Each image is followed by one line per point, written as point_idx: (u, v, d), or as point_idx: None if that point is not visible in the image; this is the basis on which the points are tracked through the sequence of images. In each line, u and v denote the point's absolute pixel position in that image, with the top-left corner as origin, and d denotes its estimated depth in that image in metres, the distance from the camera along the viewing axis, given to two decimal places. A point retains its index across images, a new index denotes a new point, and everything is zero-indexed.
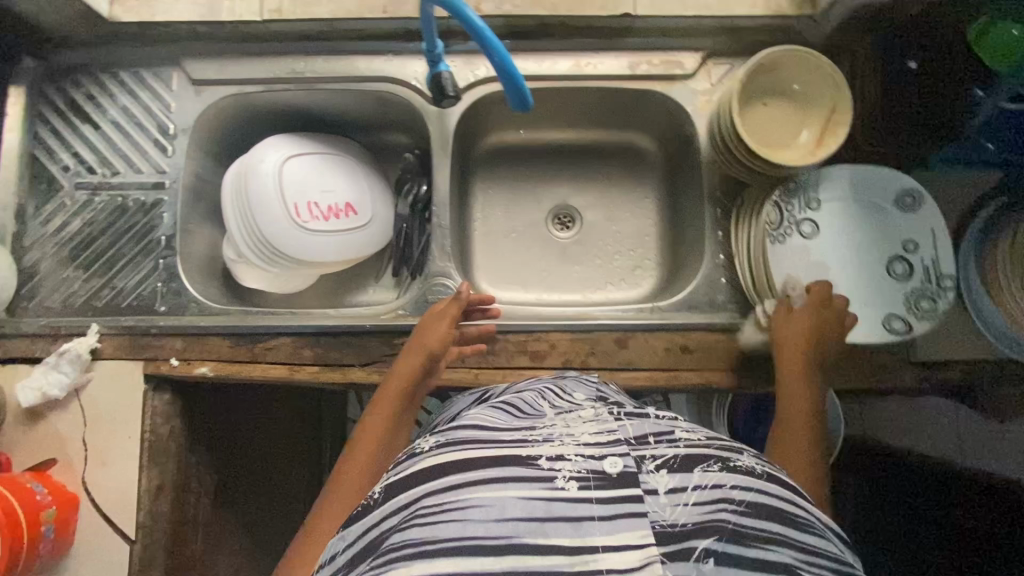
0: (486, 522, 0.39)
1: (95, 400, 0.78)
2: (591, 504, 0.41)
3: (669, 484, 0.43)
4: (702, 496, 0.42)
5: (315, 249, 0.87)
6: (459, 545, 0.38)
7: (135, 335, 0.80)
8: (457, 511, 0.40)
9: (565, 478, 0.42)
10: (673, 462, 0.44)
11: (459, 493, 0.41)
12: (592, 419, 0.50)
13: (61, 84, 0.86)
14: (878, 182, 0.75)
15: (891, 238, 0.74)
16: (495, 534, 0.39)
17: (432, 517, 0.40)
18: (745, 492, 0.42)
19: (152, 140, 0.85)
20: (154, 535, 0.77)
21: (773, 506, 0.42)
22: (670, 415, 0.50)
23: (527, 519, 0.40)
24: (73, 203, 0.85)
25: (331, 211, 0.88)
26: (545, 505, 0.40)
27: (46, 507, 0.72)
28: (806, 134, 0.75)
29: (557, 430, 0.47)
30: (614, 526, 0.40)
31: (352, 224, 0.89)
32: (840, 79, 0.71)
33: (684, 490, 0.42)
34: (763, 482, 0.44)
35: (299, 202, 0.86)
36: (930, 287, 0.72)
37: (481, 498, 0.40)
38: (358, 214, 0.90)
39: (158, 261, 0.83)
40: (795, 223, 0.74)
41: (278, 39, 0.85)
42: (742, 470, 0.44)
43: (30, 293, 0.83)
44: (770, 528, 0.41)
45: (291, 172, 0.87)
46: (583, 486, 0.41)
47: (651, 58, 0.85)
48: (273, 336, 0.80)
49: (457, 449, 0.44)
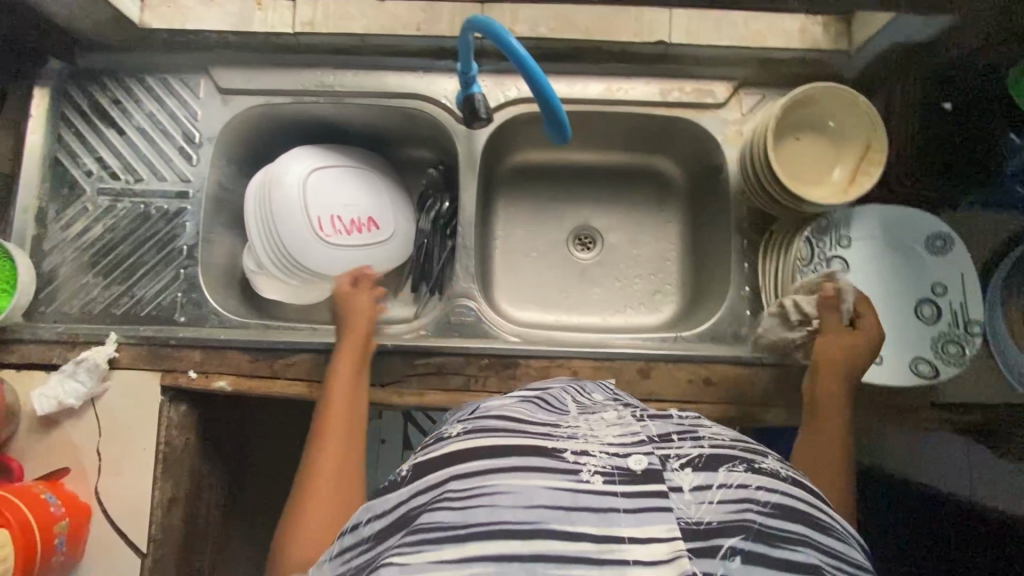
0: (514, 508, 0.39)
1: (111, 410, 0.77)
2: (616, 498, 0.41)
3: (694, 482, 0.43)
4: (727, 493, 0.43)
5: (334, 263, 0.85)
6: (489, 529, 0.38)
7: (154, 345, 0.79)
8: (485, 495, 0.40)
9: (590, 471, 0.42)
10: (697, 461, 0.45)
11: (487, 478, 0.41)
12: (615, 422, 0.51)
13: (86, 87, 0.85)
14: (909, 223, 0.74)
15: (921, 281, 0.74)
16: (523, 519, 0.39)
17: (462, 500, 0.40)
18: (771, 494, 0.43)
19: (178, 147, 0.85)
20: (164, 549, 0.76)
21: (797, 509, 0.43)
22: (695, 423, 0.51)
23: (554, 507, 0.39)
24: (95, 208, 0.84)
25: (353, 225, 0.87)
26: (571, 495, 0.40)
27: (59, 518, 0.71)
28: (839, 172, 0.75)
29: (582, 430, 0.48)
30: (640, 520, 0.40)
31: (373, 240, 0.88)
32: (876, 119, 0.71)
33: (709, 488, 0.43)
34: (788, 485, 0.45)
35: (323, 215, 0.85)
36: (958, 332, 0.72)
37: (509, 485, 0.41)
38: (380, 229, 0.89)
39: (179, 271, 0.83)
40: (825, 259, 0.75)
41: (308, 52, 0.85)
42: (767, 473, 0.45)
43: (48, 298, 0.82)
44: (794, 530, 0.41)
45: (316, 183, 0.86)
46: (609, 481, 0.42)
47: (683, 85, 0.83)
48: (293, 352, 0.79)
49: (485, 437, 0.45)
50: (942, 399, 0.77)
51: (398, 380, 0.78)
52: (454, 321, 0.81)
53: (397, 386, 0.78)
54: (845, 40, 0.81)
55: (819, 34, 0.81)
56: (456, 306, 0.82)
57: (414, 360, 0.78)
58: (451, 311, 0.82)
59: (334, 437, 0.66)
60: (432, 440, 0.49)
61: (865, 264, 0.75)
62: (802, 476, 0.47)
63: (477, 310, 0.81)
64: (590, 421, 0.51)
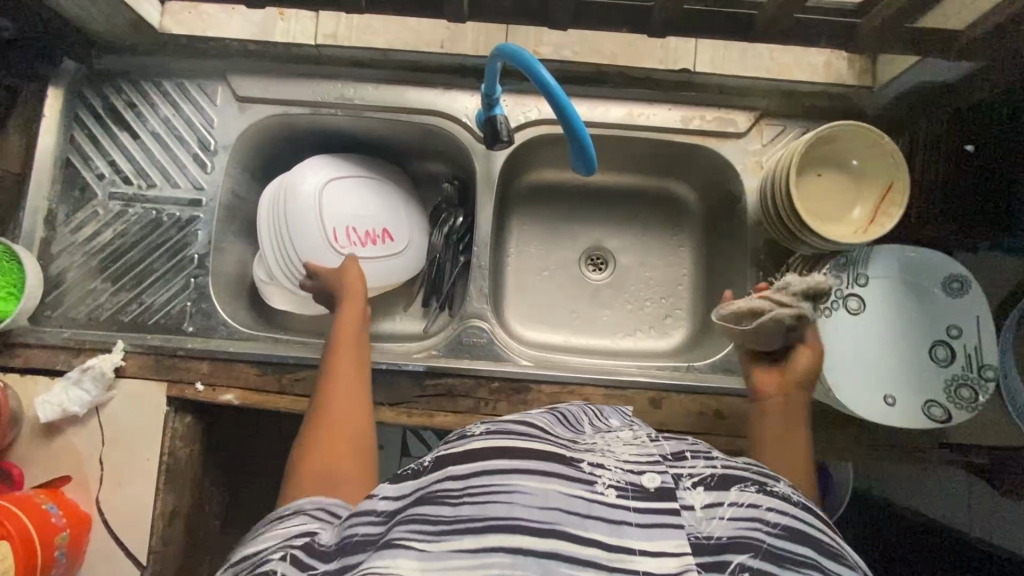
0: (531, 508, 0.39)
1: (115, 420, 0.76)
2: (628, 511, 0.40)
3: (705, 500, 0.43)
4: (738, 511, 0.42)
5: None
6: (507, 525, 0.38)
7: (162, 355, 0.78)
8: (504, 493, 0.40)
9: (604, 484, 0.42)
10: (710, 481, 0.45)
11: (506, 477, 0.41)
12: (631, 441, 0.50)
13: (101, 89, 0.84)
14: (926, 265, 0.74)
15: (935, 323, 0.74)
16: (540, 521, 0.38)
17: (481, 494, 0.40)
18: (782, 516, 0.42)
19: (192, 153, 0.84)
20: (164, 563, 0.75)
21: (810, 533, 0.41)
22: (711, 445, 0.51)
23: (569, 512, 0.39)
24: (106, 212, 0.83)
25: (367, 235, 0.86)
26: (586, 504, 0.40)
27: (61, 529, 0.70)
28: (858, 212, 0.75)
29: (599, 446, 0.48)
30: (650, 533, 0.40)
31: (388, 249, 0.87)
32: (900, 160, 0.70)
33: (720, 505, 0.43)
34: (801, 509, 0.43)
35: (339, 228, 0.84)
36: (972, 376, 0.71)
37: (527, 486, 0.40)
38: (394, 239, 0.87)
39: (189, 280, 0.82)
40: (842, 297, 0.75)
41: (328, 64, 0.84)
42: (781, 496, 0.44)
43: (55, 302, 0.81)
44: (806, 553, 0.40)
45: (331, 195, 0.84)
46: (622, 495, 0.41)
47: (705, 114, 0.82)
48: (302, 367, 0.78)
49: (505, 438, 0.44)
50: (950, 439, 0.77)
51: (408, 401, 0.77)
52: (466, 343, 0.80)
53: (407, 407, 0.77)
54: (869, 77, 0.81)
55: (844, 68, 0.81)
56: (467, 327, 0.81)
57: (424, 380, 0.78)
58: (463, 332, 0.81)
59: (338, 404, 0.64)
60: (455, 435, 0.48)
61: (880, 301, 0.75)
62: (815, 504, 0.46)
63: (489, 332, 0.81)
64: (606, 438, 0.51)
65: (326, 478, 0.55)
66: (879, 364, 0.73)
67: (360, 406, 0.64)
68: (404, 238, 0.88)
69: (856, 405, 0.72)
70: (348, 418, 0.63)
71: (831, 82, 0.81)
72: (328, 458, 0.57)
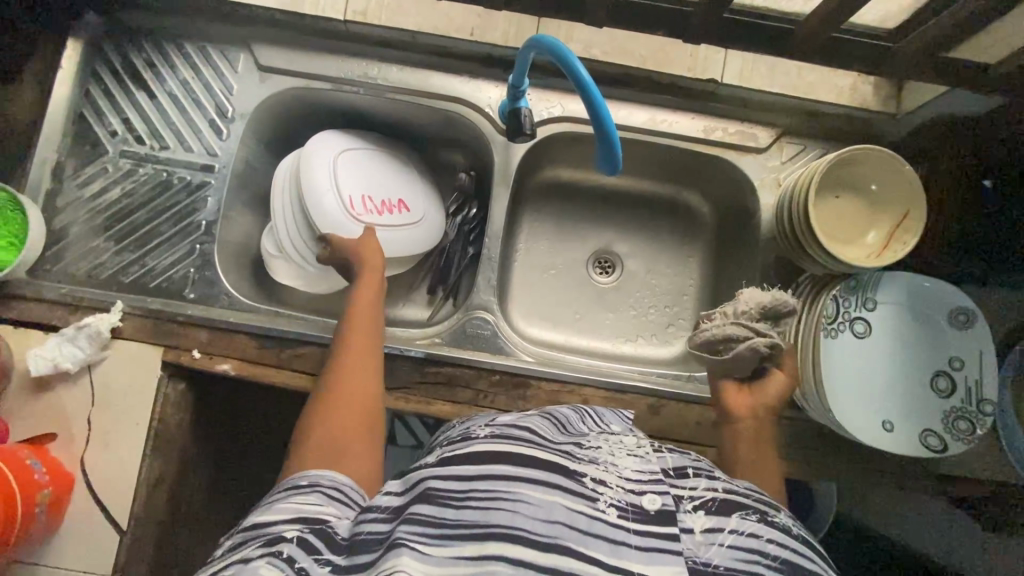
0: (534, 519, 0.40)
1: (106, 381, 0.75)
2: (629, 533, 0.41)
3: (705, 524, 0.43)
4: (738, 539, 0.42)
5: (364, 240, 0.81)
6: (509, 532, 0.39)
7: (160, 319, 0.77)
8: (508, 500, 0.40)
9: (605, 503, 0.42)
10: (711, 505, 0.45)
11: (511, 485, 0.41)
12: (636, 450, 0.49)
13: (121, 45, 0.83)
14: (934, 295, 0.75)
15: (937, 352, 0.74)
16: (542, 532, 0.39)
17: (486, 501, 0.41)
18: (782, 549, 0.42)
19: (209, 119, 0.82)
20: (144, 529, 0.74)
21: (808, 569, 0.42)
22: (715, 465, 0.51)
23: (570, 525, 0.40)
24: (115, 170, 0.82)
25: (385, 205, 0.84)
26: (588, 519, 0.41)
27: (43, 487, 0.69)
28: (874, 235, 0.75)
29: (603, 455, 0.47)
30: (649, 558, 0.40)
31: (405, 220, 0.85)
32: (919, 187, 0.70)
33: (720, 531, 0.43)
34: (800, 543, 0.43)
35: (360, 197, 0.82)
36: (969, 408, 0.72)
37: (530, 495, 0.41)
38: (411, 211, 0.86)
39: (194, 246, 0.80)
40: (848, 320, 0.74)
41: (355, 41, 0.83)
42: (781, 528, 0.44)
43: (54, 256, 0.79)
44: None
45: (349, 169, 0.83)
46: (622, 516, 0.42)
47: (727, 126, 0.82)
48: (303, 343, 0.77)
49: (511, 443, 0.45)
50: (943, 468, 0.77)
51: (407, 386, 0.77)
52: (470, 334, 0.79)
53: (405, 392, 0.76)
54: (894, 103, 0.81)
55: (869, 93, 0.82)
56: (472, 318, 0.80)
57: (424, 368, 0.77)
58: (467, 323, 0.80)
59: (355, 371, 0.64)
60: (460, 438, 0.49)
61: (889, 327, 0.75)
62: (813, 539, 0.46)
63: (493, 324, 0.80)
64: (609, 444, 0.49)
65: (337, 454, 0.54)
66: (881, 388, 0.73)
67: (368, 379, 0.63)
68: (420, 211, 0.87)
69: (855, 428, 0.72)
70: (361, 394, 0.61)
71: (856, 106, 0.82)
72: (335, 436, 0.56)
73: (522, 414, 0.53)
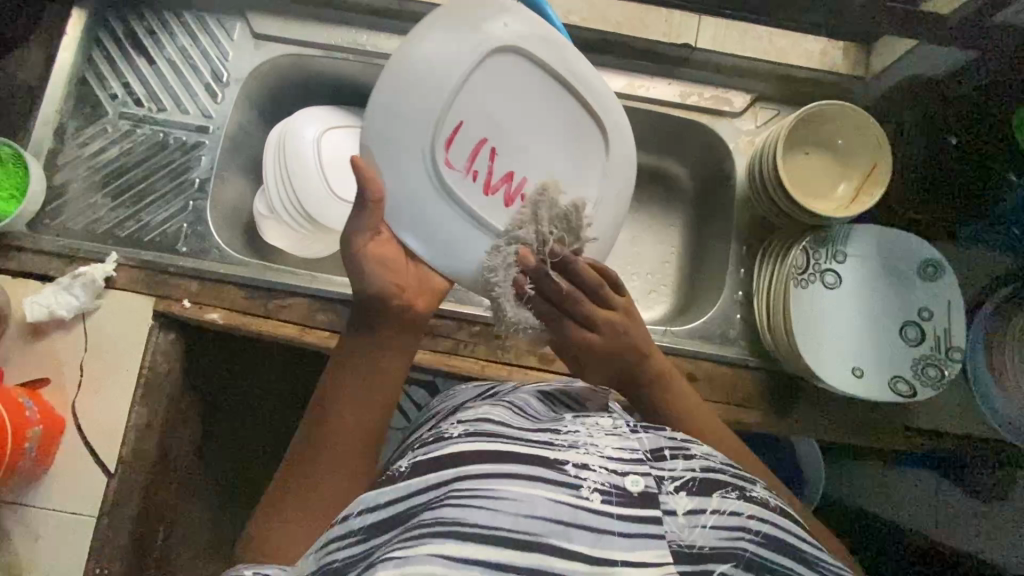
0: (516, 515, 0.36)
1: (100, 327, 0.77)
2: (612, 520, 0.37)
3: (688, 506, 0.40)
4: (721, 518, 0.40)
5: (380, 143, 0.59)
6: (487, 536, 0.34)
7: (153, 270, 0.79)
8: (488, 498, 0.36)
9: (589, 488, 0.38)
10: (691, 485, 0.42)
11: (491, 481, 0.38)
12: (611, 430, 0.47)
13: (124, 14, 0.87)
14: (902, 247, 0.76)
15: (906, 305, 0.76)
16: (525, 529, 0.35)
17: (464, 501, 0.36)
18: (762, 526, 0.41)
19: (204, 83, 0.86)
20: (132, 473, 0.76)
21: (788, 544, 0.41)
22: (687, 439, 0.48)
23: (554, 520, 0.36)
24: (115, 131, 0.86)
25: (473, 163, 0.62)
26: (570, 511, 0.37)
27: (34, 424, 0.71)
28: (843, 188, 0.78)
29: (581, 438, 0.44)
30: (634, 544, 0.37)
31: (472, 200, 0.62)
32: (885, 141, 0.73)
33: (703, 513, 0.40)
34: (778, 515, 0.42)
35: (468, 134, 0.62)
36: (938, 356, 0.73)
37: (512, 491, 0.37)
38: (489, 198, 0.63)
39: (188, 203, 0.84)
40: (819, 271, 0.76)
41: (344, 9, 0.87)
42: (757, 501, 0.43)
43: (54, 211, 0.82)
44: (784, 565, 0.40)
45: (475, 92, 0.61)
46: (606, 500, 0.38)
47: (702, 91, 0.85)
48: (290, 295, 0.80)
49: (489, 441, 0.43)
50: (915, 422, 0.78)
51: None
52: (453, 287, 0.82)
53: None
54: (862, 68, 0.84)
55: (839, 59, 0.84)
56: None
57: None
58: None
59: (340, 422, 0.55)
60: (431, 439, 0.48)
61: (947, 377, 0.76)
62: (790, 512, 0.45)
63: None
64: (586, 428, 0.47)
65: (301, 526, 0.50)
66: (851, 338, 0.75)
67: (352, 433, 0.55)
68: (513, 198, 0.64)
69: (829, 376, 0.73)
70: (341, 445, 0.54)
71: (827, 71, 0.85)
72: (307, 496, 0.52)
73: (482, 405, 0.53)
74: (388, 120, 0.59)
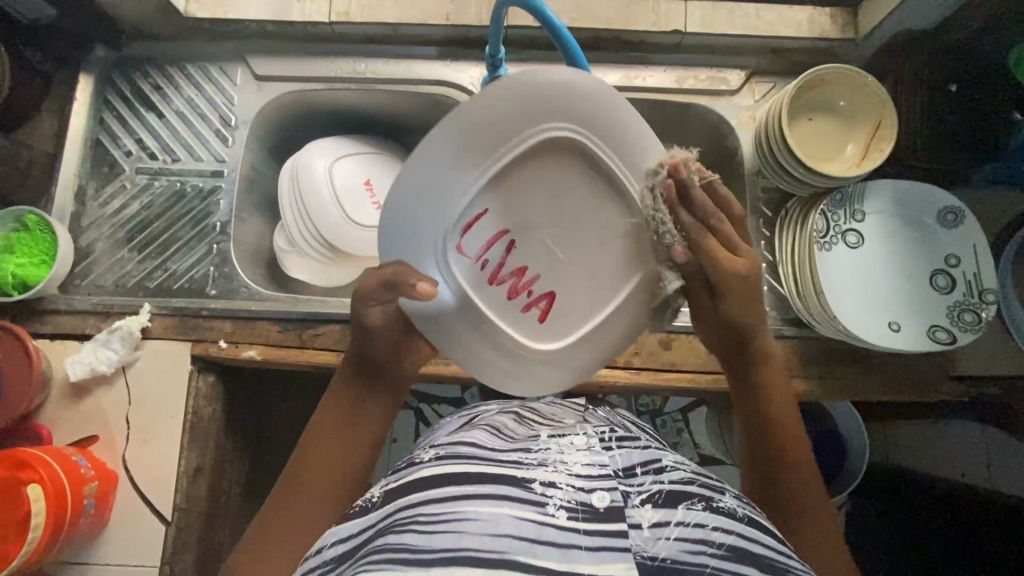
0: (480, 536, 0.40)
1: (142, 379, 0.79)
2: (580, 534, 0.42)
3: (653, 519, 0.44)
4: (685, 532, 0.44)
5: (454, 157, 0.48)
6: (455, 556, 0.39)
7: (187, 316, 0.81)
8: (455, 522, 0.41)
9: (555, 506, 0.43)
10: (658, 498, 0.47)
11: (455, 506, 0.43)
12: (586, 448, 0.52)
13: (129, 74, 0.90)
14: (920, 197, 0.77)
15: (931, 254, 0.76)
16: (489, 548, 0.39)
17: (431, 526, 0.41)
18: (727, 536, 0.44)
19: (214, 130, 0.89)
20: (187, 518, 0.76)
21: (751, 551, 0.44)
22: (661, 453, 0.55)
23: (519, 538, 0.41)
24: (133, 186, 0.88)
25: (484, 255, 0.54)
26: (536, 528, 0.42)
27: (89, 480, 0.72)
28: (852, 148, 0.78)
29: (551, 457, 0.50)
30: (599, 556, 0.41)
31: (483, 299, 0.56)
32: (886, 96, 0.75)
33: (668, 525, 0.44)
34: (745, 526, 0.46)
35: (489, 223, 0.53)
36: (972, 300, 0.73)
37: (478, 513, 0.42)
38: (491, 287, 0.55)
39: (212, 246, 0.85)
40: (840, 232, 0.77)
41: (341, 41, 0.89)
42: (725, 513, 0.47)
43: (83, 272, 0.84)
44: (749, 572, 0.42)
45: (515, 196, 0.53)
46: (572, 516, 0.43)
47: (698, 74, 0.87)
48: (322, 323, 0.81)
49: (461, 464, 0.48)
50: (959, 370, 0.78)
51: None
52: None
53: None
54: (852, 30, 0.84)
55: (827, 24, 0.85)
56: None
57: None
58: None
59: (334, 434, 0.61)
60: (404, 467, 0.53)
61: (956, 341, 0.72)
62: (757, 514, 0.49)
63: None
64: (557, 445, 0.53)
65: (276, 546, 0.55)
66: (879, 292, 0.76)
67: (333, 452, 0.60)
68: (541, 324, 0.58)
69: (867, 333, 0.73)
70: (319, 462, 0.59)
71: (817, 37, 0.85)
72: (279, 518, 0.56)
73: (458, 430, 0.58)
74: (509, 138, 0.49)
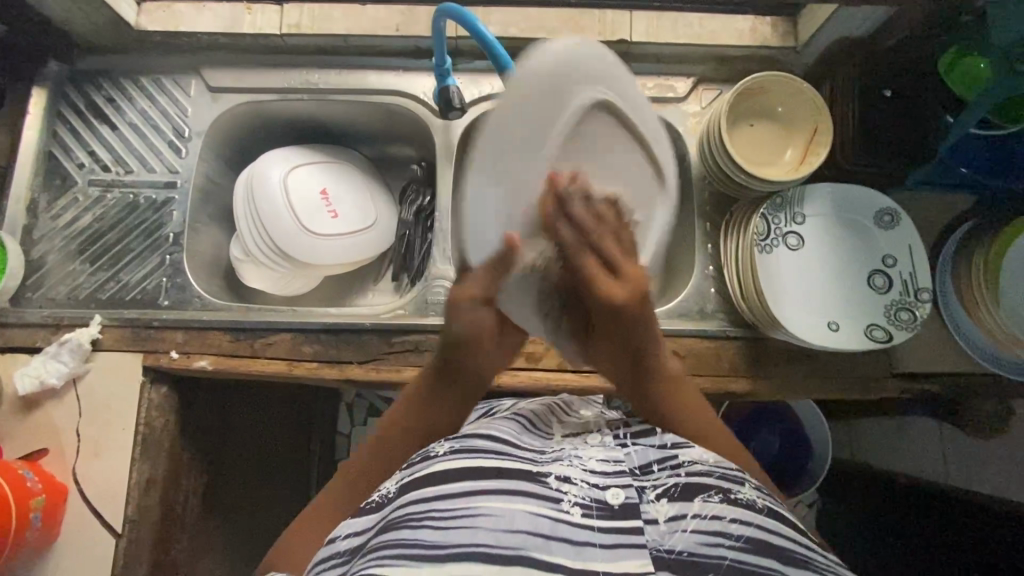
0: (495, 531, 0.41)
1: (93, 390, 0.79)
2: (593, 531, 0.43)
3: (668, 512, 0.46)
4: (701, 523, 0.44)
5: (511, 145, 0.50)
6: (469, 549, 0.40)
7: (137, 327, 0.81)
8: (469, 517, 0.42)
9: (570, 502, 0.45)
10: (673, 492, 0.48)
11: (470, 500, 0.44)
12: (599, 444, 0.54)
13: (82, 86, 0.90)
14: (858, 201, 0.79)
15: (871, 254, 0.78)
16: (503, 544, 0.41)
17: (447, 518, 0.43)
18: (745, 528, 0.44)
19: (168, 141, 0.89)
20: (139, 530, 0.76)
21: (772, 543, 0.44)
22: (678, 444, 0.55)
23: (533, 533, 0.42)
24: (85, 199, 0.88)
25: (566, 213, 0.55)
26: (551, 523, 0.43)
27: (36, 494, 0.71)
28: (791, 152, 0.81)
29: (568, 453, 0.52)
30: (615, 554, 0.42)
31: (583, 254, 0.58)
32: (821, 102, 0.77)
33: (684, 518, 0.45)
34: (765, 518, 0.46)
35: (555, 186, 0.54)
36: (908, 300, 0.76)
37: (494, 507, 0.43)
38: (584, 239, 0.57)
39: (164, 257, 0.86)
40: (781, 235, 0.78)
41: (294, 52, 0.90)
42: (744, 505, 0.47)
43: (35, 284, 0.84)
44: (771, 565, 0.42)
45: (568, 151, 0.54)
46: (586, 514, 0.44)
47: (645, 82, 0.88)
48: (273, 332, 0.81)
49: (478, 459, 0.48)
50: (899, 367, 0.80)
51: (376, 357, 0.80)
52: (431, 301, 0.85)
53: (375, 363, 0.80)
54: (792, 38, 0.87)
55: (768, 33, 0.87)
56: (433, 287, 0.85)
57: (390, 338, 0.81)
58: (429, 292, 0.85)
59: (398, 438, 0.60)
60: (419, 459, 0.52)
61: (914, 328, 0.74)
62: (775, 504, 0.49)
63: None
64: (572, 443, 0.54)
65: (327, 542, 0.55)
66: (824, 292, 0.77)
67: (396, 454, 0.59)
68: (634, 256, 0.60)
69: (811, 335, 0.74)
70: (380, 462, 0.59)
71: (759, 45, 0.87)
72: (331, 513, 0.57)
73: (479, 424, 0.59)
74: (549, 102, 0.50)
